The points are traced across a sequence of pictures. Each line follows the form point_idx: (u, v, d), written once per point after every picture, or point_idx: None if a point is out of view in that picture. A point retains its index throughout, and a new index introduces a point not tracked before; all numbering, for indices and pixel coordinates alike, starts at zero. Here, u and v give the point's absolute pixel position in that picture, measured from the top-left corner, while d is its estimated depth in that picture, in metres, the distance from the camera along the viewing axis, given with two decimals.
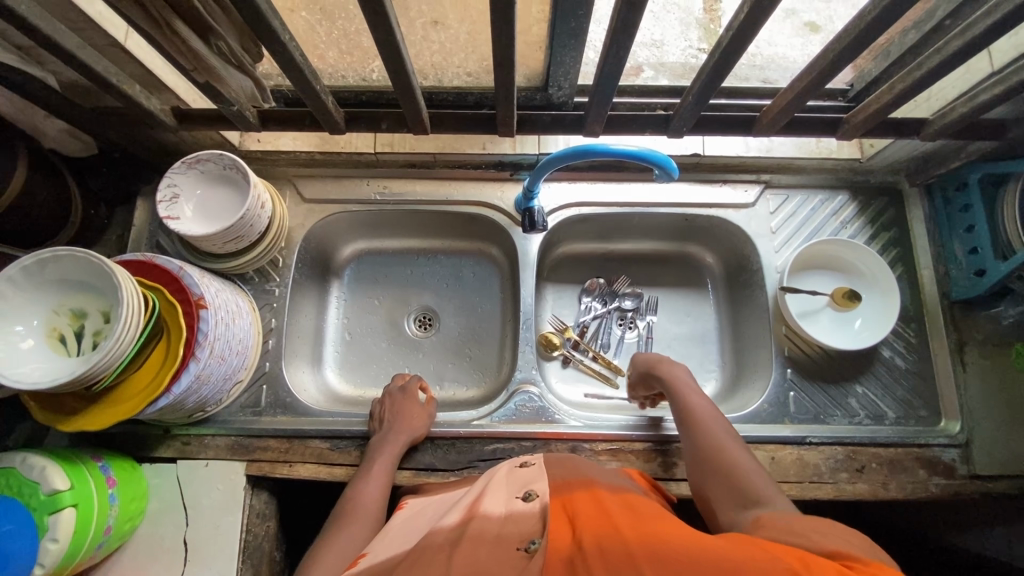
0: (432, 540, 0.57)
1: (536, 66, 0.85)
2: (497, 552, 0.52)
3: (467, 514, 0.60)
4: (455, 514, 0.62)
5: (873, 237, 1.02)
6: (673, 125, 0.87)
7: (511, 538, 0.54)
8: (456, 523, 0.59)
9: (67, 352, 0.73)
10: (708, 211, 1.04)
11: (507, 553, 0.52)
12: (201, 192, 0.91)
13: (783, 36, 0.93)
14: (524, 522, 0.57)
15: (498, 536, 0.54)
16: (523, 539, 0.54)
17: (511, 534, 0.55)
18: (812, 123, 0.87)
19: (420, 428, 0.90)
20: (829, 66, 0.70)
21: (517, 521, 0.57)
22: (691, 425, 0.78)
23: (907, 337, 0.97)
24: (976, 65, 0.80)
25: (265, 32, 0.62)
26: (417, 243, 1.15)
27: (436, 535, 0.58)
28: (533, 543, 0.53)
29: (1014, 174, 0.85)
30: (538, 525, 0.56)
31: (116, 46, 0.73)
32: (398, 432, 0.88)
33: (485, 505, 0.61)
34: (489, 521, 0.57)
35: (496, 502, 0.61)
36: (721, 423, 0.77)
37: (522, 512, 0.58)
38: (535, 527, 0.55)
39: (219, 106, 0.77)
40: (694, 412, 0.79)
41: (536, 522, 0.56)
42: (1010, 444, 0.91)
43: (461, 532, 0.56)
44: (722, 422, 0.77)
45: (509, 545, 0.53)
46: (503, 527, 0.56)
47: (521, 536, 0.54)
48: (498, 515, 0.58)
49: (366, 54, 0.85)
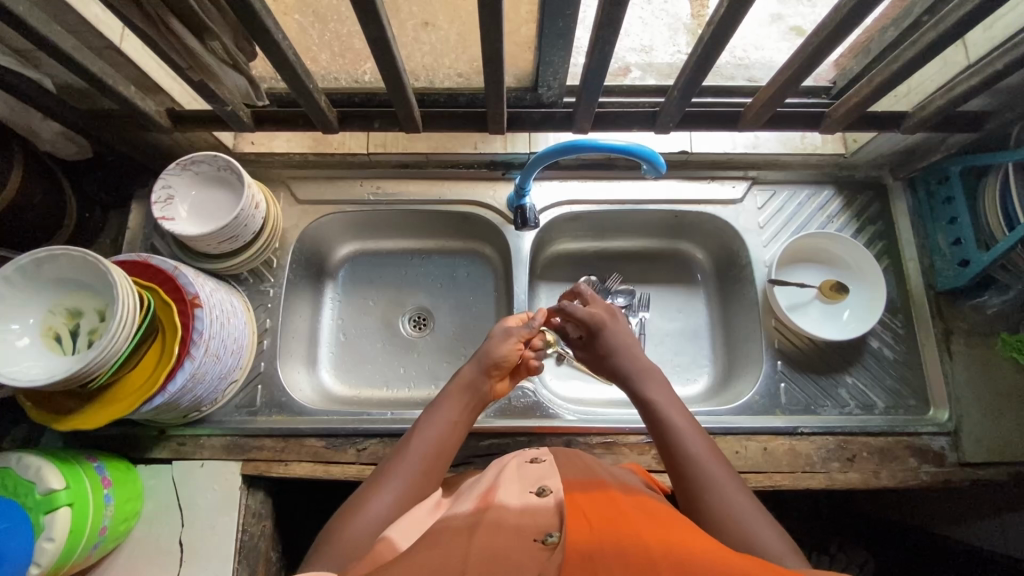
0: (445, 527, 0.54)
1: (526, 66, 0.86)
2: (516, 544, 0.48)
3: (481, 503, 0.57)
4: (467, 503, 0.58)
5: (859, 230, 1.04)
6: (659, 121, 0.89)
7: (529, 529, 0.51)
8: (470, 512, 0.55)
9: (62, 351, 0.74)
10: (697, 207, 1.06)
11: (526, 544, 0.49)
12: (196, 192, 0.92)
13: (770, 40, 0.92)
14: (542, 515, 0.53)
15: (516, 527, 0.51)
16: (541, 530, 0.51)
17: (528, 525, 0.52)
18: (793, 118, 0.90)
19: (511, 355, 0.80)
20: (807, 61, 0.72)
21: (534, 514, 0.53)
22: (676, 454, 0.68)
23: (894, 328, 0.99)
24: (953, 59, 0.82)
25: (258, 31, 0.64)
26: (410, 243, 1.16)
27: (450, 522, 0.54)
28: (551, 535, 0.50)
29: (994, 166, 0.87)
30: (556, 519, 0.52)
31: (112, 48, 0.74)
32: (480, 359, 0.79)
33: (500, 496, 0.57)
34: (507, 511, 0.54)
35: (511, 494, 0.58)
36: (709, 449, 0.68)
37: (539, 503, 0.55)
38: (552, 521, 0.52)
39: (212, 106, 0.79)
40: (681, 439, 0.68)
41: (554, 514, 0.53)
42: (998, 431, 0.92)
43: (476, 522, 0.53)
44: (711, 447, 0.68)
45: (526, 535, 0.50)
46: (519, 519, 0.52)
47: (538, 527, 0.51)
48: (515, 507, 0.55)
49: (358, 56, 0.86)
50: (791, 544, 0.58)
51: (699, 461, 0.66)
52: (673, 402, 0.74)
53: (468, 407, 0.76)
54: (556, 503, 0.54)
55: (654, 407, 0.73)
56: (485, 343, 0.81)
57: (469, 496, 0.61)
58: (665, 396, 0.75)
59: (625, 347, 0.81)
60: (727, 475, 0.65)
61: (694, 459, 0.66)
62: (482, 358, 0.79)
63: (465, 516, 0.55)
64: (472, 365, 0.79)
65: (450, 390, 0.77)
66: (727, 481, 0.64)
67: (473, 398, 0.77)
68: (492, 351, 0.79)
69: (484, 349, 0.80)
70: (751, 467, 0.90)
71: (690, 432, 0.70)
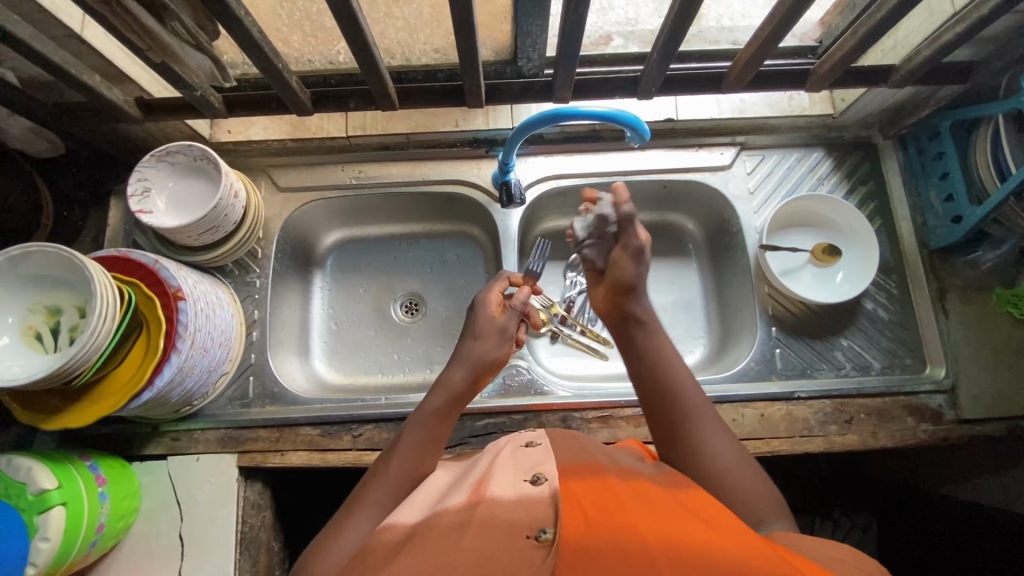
0: (437, 523, 0.53)
1: (504, 38, 0.84)
2: (507, 545, 0.47)
3: (473, 496, 0.55)
4: (460, 495, 0.57)
5: (850, 191, 1.03)
6: (642, 86, 0.88)
7: (522, 526, 0.49)
8: (461, 506, 0.54)
9: (44, 349, 0.73)
10: (684, 176, 1.04)
11: (519, 544, 0.47)
12: (173, 184, 0.91)
13: (756, 7, 0.89)
14: (537, 506, 0.52)
15: (508, 524, 0.50)
16: (535, 526, 0.49)
17: (521, 520, 0.51)
18: (777, 77, 0.89)
19: (493, 356, 0.75)
20: (786, 16, 0.71)
21: (528, 505, 0.52)
22: (672, 406, 0.67)
23: (889, 288, 0.98)
24: (937, 8, 0.80)
25: (219, 7, 0.61)
26: (398, 228, 1.14)
27: (441, 517, 0.53)
28: (545, 531, 0.48)
29: (985, 119, 0.85)
30: (551, 511, 0.51)
31: (74, 37, 0.72)
32: (459, 360, 0.74)
33: (493, 487, 0.56)
34: (499, 505, 0.52)
35: (505, 484, 0.56)
36: (704, 401, 0.68)
37: (534, 493, 0.54)
38: (546, 514, 0.51)
39: (181, 92, 0.77)
40: (677, 389, 0.68)
41: (549, 506, 0.52)
42: (996, 386, 0.92)
43: (468, 519, 0.51)
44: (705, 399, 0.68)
45: (518, 532, 0.49)
46: (512, 513, 0.51)
47: (531, 522, 0.50)
48: (508, 498, 0.54)
49: (330, 36, 0.83)
50: (772, 485, 0.63)
51: (695, 415, 0.66)
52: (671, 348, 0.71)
53: (443, 416, 0.70)
54: (551, 492, 0.53)
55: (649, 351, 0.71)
56: (472, 340, 0.76)
57: (462, 487, 0.60)
58: (664, 340, 0.72)
59: (643, 290, 0.73)
60: (719, 424, 0.67)
61: (691, 410, 0.66)
62: (471, 360, 0.74)
63: (456, 511, 0.54)
64: (462, 367, 0.73)
65: (440, 398, 0.71)
66: (719, 433, 0.66)
67: (461, 405, 0.72)
68: (479, 347, 0.75)
69: (473, 348, 0.75)
70: (750, 434, 0.90)
71: (688, 382, 0.69)
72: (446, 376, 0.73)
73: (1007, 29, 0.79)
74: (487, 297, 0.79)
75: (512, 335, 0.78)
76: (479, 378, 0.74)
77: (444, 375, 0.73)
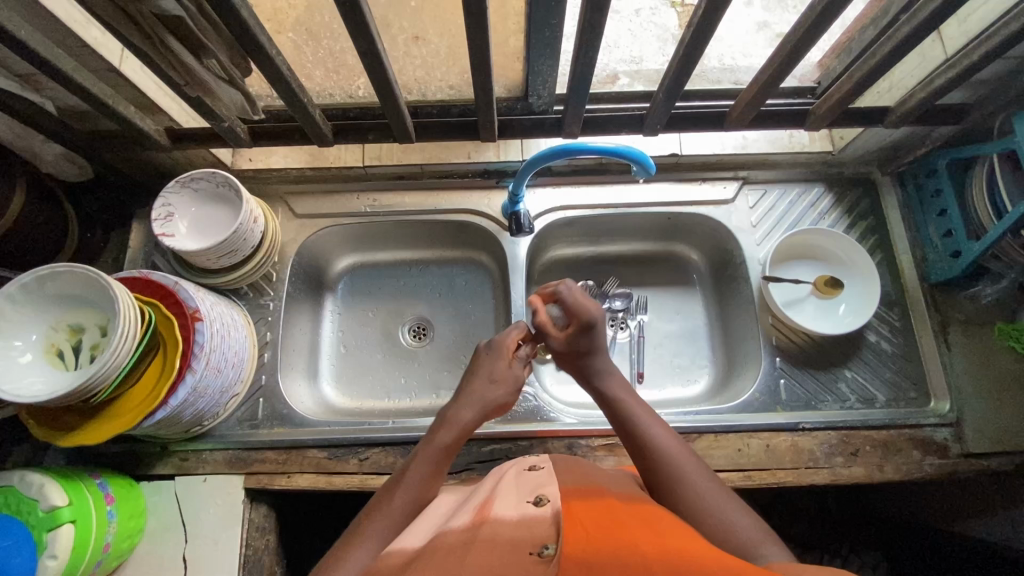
0: (441, 543, 0.53)
1: (515, 76, 0.89)
2: (511, 560, 0.48)
3: (478, 517, 0.56)
4: (464, 516, 0.58)
5: (851, 226, 1.05)
6: (648, 123, 0.91)
7: (525, 543, 0.50)
8: (466, 527, 0.55)
9: (65, 366, 0.75)
10: (689, 208, 1.07)
11: (523, 559, 0.48)
12: (196, 209, 0.94)
13: (757, 48, 0.96)
14: (539, 526, 0.52)
15: (512, 541, 0.50)
16: (537, 543, 0.50)
17: (524, 538, 0.51)
18: (778, 115, 0.92)
19: (498, 395, 0.77)
20: (784, 61, 0.75)
21: (531, 525, 0.53)
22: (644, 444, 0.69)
23: (890, 321, 1.00)
24: (930, 53, 0.84)
25: (254, 47, 0.66)
26: (408, 255, 1.17)
27: (446, 538, 0.54)
28: (547, 547, 0.49)
29: (981, 159, 0.88)
30: (553, 530, 0.51)
31: (113, 70, 0.77)
32: (468, 398, 0.75)
33: (496, 508, 0.57)
34: (502, 524, 0.53)
35: (507, 505, 0.57)
36: (675, 441, 0.69)
37: (536, 514, 0.54)
38: (549, 532, 0.51)
39: (210, 122, 0.82)
40: (652, 436, 0.69)
41: (551, 525, 0.52)
42: (1000, 421, 0.92)
43: (471, 537, 0.52)
44: (678, 441, 0.69)
45: (521, 549, 0.49)
46: (515, 531, 0.52)
47: (534, 540, 0.50)
48: (511, 518, 0.54)
49: (351, 72, 0.88)
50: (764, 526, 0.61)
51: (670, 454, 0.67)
52: (636, 399, 0.75)
53: (445, 453, 0.71)
54: (553, 513, 0.54)
55: (620, 403, 0.74)
56: (484, 381, 0.77)
57: (465, 509, 0.60)
58: (628, 394, 0.75)
59: (604, 348, 0.79)
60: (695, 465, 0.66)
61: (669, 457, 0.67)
62: (481, 400, 0.76)
63: (460, 531, 0.54)
64: (470, 408, 0.75)
65: (447, 435, 0.72)
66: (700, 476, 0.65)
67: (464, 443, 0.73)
68: (490, 389, 0.77)
69: (484, 390, 0.76)
70: (755, 465, 0.90)
71: (660, 429, 0.70)
72: (454, 413, 0.74)
73: (997, 74, 0.83)
74: (503, 341, 0.81)
75: (523, 386, 0.80)
76: (485, 417, 0.76)
77: (453, 412, 0.74)
